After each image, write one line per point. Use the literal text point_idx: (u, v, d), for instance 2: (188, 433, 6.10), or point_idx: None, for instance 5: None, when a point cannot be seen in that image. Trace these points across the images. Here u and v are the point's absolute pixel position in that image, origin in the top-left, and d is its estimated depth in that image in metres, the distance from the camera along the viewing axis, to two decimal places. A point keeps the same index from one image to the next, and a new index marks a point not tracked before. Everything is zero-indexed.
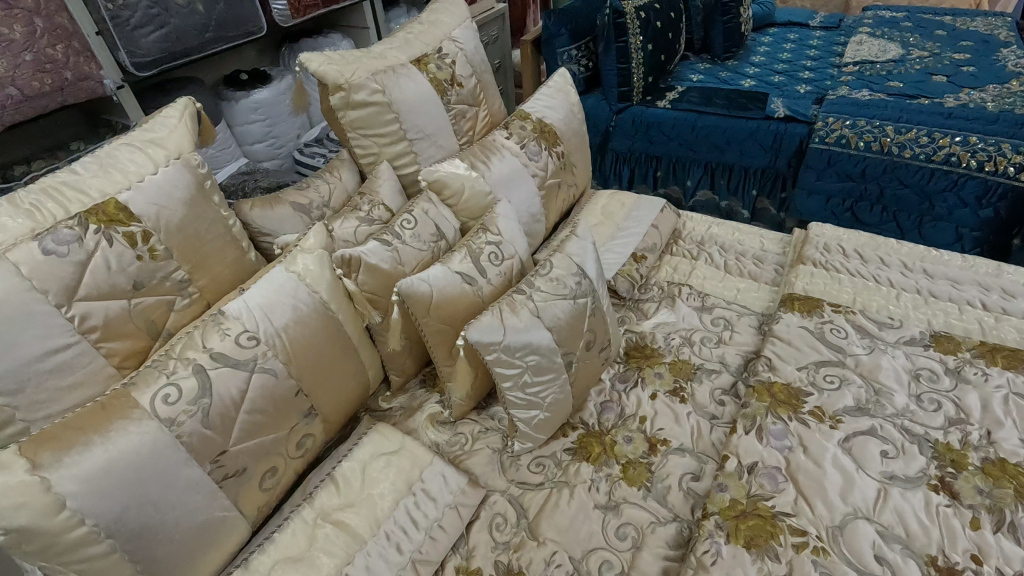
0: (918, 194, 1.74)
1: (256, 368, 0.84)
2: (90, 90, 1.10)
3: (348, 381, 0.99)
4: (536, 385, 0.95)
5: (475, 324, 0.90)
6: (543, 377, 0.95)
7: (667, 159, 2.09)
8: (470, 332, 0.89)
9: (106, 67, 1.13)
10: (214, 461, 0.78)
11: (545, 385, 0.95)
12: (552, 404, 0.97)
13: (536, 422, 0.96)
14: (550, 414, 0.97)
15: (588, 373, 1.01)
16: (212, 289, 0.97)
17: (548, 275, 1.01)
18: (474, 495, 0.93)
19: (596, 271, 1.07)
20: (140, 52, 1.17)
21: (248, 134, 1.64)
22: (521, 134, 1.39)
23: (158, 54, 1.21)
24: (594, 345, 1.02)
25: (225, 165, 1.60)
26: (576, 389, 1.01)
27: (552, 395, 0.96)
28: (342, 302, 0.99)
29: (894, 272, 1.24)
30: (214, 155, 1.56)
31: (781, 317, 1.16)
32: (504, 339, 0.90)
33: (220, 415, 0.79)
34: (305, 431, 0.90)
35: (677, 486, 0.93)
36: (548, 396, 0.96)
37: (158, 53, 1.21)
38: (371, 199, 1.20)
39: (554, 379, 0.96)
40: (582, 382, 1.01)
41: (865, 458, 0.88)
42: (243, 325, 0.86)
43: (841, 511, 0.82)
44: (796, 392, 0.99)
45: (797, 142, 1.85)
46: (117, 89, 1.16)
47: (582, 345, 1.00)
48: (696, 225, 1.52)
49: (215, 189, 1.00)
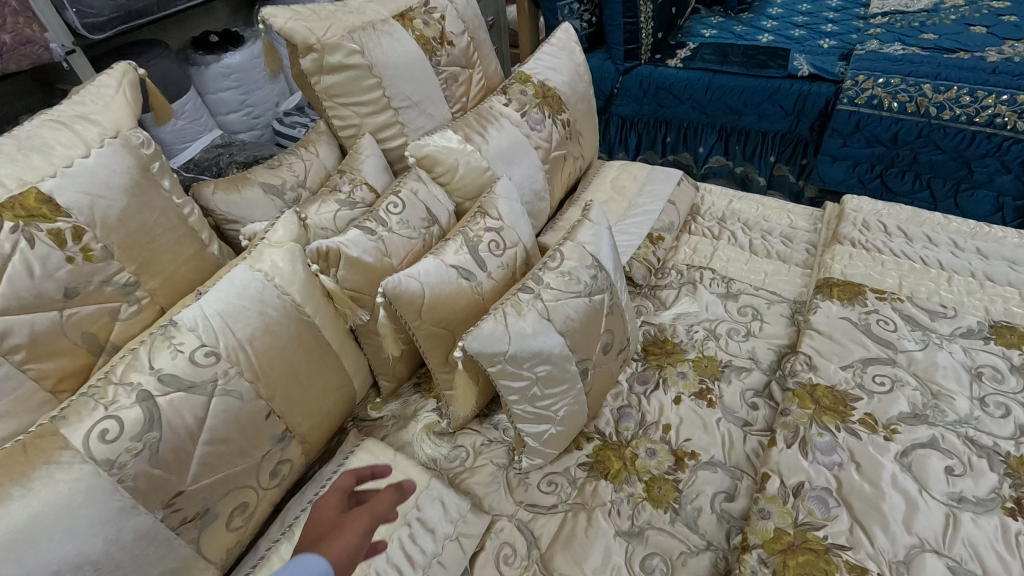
0: (955, 159, 1.59)
1: (216, 391, 0.71)
2: (33, 57, 0.94)
3: (331, 393, 0.86)
4: (547, 397, 0.82)
5: (475, 331, 0.76)
6: (554, 388, 0.82)
7: (678, 124, 1.93)
8: (469, 341, 0.75)
9: (52, 30, 0.96)
10: (168, 504, 0.65)
11: (557, 397, 0.83)
12: (565, 418, 0.85)
13: (547, 438, 0.85)
14: (563, 429, 0.85)
15: (604, 378, 0.89)
16: (165, 291, 0.83)
17: (559, 268, 0.87)
18: (478, 523, 0.81)
19: (612, 261, 0.93)
20: (92, 11, 0.99)
21: (222, 102, 1.46)
22: (520, 100, 1.23)
23: (114, 12, 1.03)
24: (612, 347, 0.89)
25: (198, 137, 1.39)
26: (592, 397, 0.88)
27: (566, 408, 0.84)
28: (320, 304, 0.85)
29: (944, 251, 1.10)
30: (184, 128, 1.35)
31: (818, 305, 1.02)
32: (509, 348, 0.77)
33: (173, 451, 0.66)
34: (280, 457, 0.78)
35: (709, 509, 0.82)
36: (561, 410, 0.84)
37: (113, 11, 1.03)
38: (351, 178, 1.05)
39: (568, 390, 0.84)
40: (598, 390, 0.89)
41: (928, 477, 0.77)
42: (200, 339, 0.72)
43: (904, 543, 0.70)
44: (842, 396, 0.87)
45: (822, 104, 1.69)
46: (68, 54, 1.00)
47: (598, 348, 0.87)
48: (715, 199, 1.38)
49: (163, 172, 0.84)
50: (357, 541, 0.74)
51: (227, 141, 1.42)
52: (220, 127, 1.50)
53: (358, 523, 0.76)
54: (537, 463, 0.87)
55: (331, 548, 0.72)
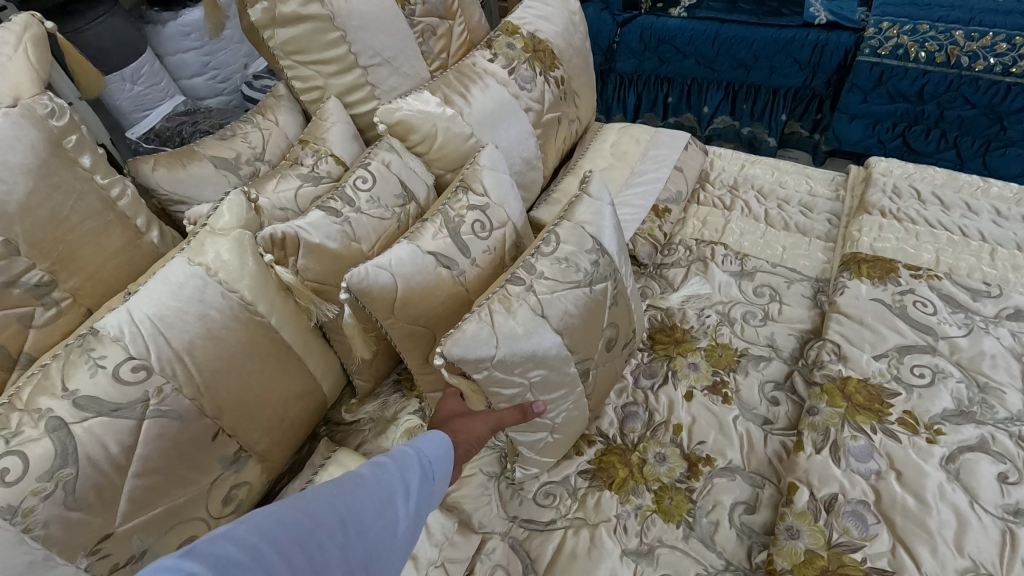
0: (986, 115, 1.45)
1: (147, 413, 0.59)
2: None
3: (295, 402, 0.75)
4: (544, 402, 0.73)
5: (458, 334, 0.66)
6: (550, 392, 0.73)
7: (681, 82, 1.78)
8: (450, 347, 0.65)
9: None
10: (93, 550, 0.55)
11: (556, 404, 0.74)
12: (563, 424, 0.76)
13: (544, 447, 0.76)
14: (561, 435, 0.76)
15: (607, 376, 0.80)
16: (90, 289, 0.70)
17: (554, 254, 0.77)
18: (466, 545, 0.72)
19: (617, 243, 0.83)
20: None
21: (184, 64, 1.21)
22: (508, 55, 1.08)
23: None
24: (617, 340, 0.81)
25: (160, 106, 1.17)
26: (595, 397, 0.79)
27: (565, 414, 0.75)
28: (277, 300, 0.73)
29: (984, 220, 0.99)
30: (142, 95, 1.14)
31: (845, 285, 0.91)
32: (496, 353, 0.68)
33: (95, 489, 0.55)
34: (235, 480, 0.67)
35: (727, 523, 0.72)
36: (560, 416, 0.75)
37: None
38: (315, 149, 0.91)
39: (566, 396, 0.75)
40: (600, 389, 0.80)
41: (978, 486, 0.67)
42: (126, 351, 0.60)
43: (955, 567, 0.61)
44: (878, 392, 0.77)
45: (840, 57, 1.53)
46: None
47: (601, 342, 0.78)
48: (725, 165, 1.25)
49: (81, 148, 0.71)
50: (484, 432, 0.67)
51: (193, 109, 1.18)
52: (183, 94, 1.24)
53: (488, 416, 0.68)
54: (533, 474, 0.77)
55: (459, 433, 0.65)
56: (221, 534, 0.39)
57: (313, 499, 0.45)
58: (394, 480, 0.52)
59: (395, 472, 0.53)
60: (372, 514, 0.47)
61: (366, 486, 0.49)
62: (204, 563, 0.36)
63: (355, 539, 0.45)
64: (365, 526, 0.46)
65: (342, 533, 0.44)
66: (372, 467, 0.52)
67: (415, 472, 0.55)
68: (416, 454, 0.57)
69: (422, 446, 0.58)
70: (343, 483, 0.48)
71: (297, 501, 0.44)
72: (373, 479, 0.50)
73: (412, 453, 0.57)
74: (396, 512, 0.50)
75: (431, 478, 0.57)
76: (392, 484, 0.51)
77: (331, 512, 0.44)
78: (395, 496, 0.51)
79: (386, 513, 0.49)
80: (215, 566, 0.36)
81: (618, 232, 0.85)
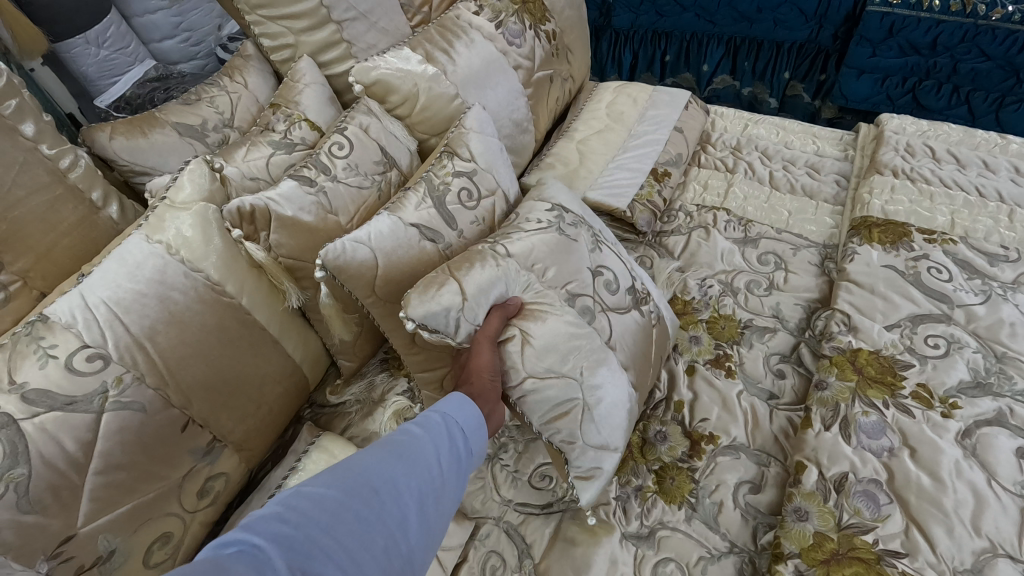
0: (1002, 67, 1.36)
1: (107, 406, 0.55)
2: None
3: (272, 386, 0.70)
4: (558, 352, 0.66)
5: (415, 293, 0.63)
6: (549, 334, 0.67)
7: (680, 37, 1.69)
8: (411, 308, 0.62)
9: None
10: (55, 553, 0.50)
11: (573, 352, 0.67)
12: (594, 379, 0.67)
13: (592, 421, 0.67)
14: (602, 404, 0.67)
15: (631, 336, 0.73)
16: (42, 271, 0.65)
17: (521, 223, 0.75)
18: (458, 532, 0.68)
19: (590, 219, 0.82)
20: None
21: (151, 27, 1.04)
22: (494, 7, 0.99)
23: None
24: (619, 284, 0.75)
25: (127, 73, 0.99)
26: (636, 367, 0.72)
27: (591, 365, 0.67)
28: (247, 279, 0.67)
29: (1003, 179, 0.93)
30: (108, 59, 0.95)
31: (856, 251, 0.86)
32: (465, 302, 0.64)
33: (51, 490, 0.51)
34: (210, 472, 0.63)
35: (731, 503, 0.69)
36: (586, 368, 0.67)
37: None
38: (287, 114, 0.84)
39: (579, 343, 0.67)
40: (631, 342, 0.73)
41: (996, 463, 0.64)
42: (81, 339, 0.55)
43: (972, 548, 0.58)
44: (890, 364, 0.73)
45: (849, 7, 1.45)
46: None
47: (600, 288, 0.73)
48: (727, 125, 1.18)
49: (21, 114, 0.64)
50: (488, 357, 0.63)
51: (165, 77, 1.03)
52: (153, 59, 1.07)
53: (479, 341, 0.64)
54: (608, 476, 0.67)
55: (472, 377, 0.63)
56: (254, 526, 0.37)
57: (349, 470, 0.44)
58: (430, 442, 0.51)
59: (426, 438, 0.51)
60: (411, 475, 0.47)
61: (395, 457, 0.47)
62: (240, 558, 0.35)
63: (391, 510, 0.43)
64: (400, 496, 0.45)
65: (377, 505, 0.43)
66: (404, 433, 0.51)
67: (444, 438, 0.52)
68: (443, 420, 0.54)
69: (446, 413, 0.55)
70: (378, 448, 0.48)
71: (333, 473, 0.43)
72: (408, 442, 0.49)
73: (442, 415, 0.55)
74: (430, 478, 0.48)
75: (463, 442, 0.54)
76: (422, 452, 0.49)
77: (361, 486, 0.43)
78: (434, 457, 0.50)
79: (420, 481, 0.47)
80: (253, 556, 0.35)
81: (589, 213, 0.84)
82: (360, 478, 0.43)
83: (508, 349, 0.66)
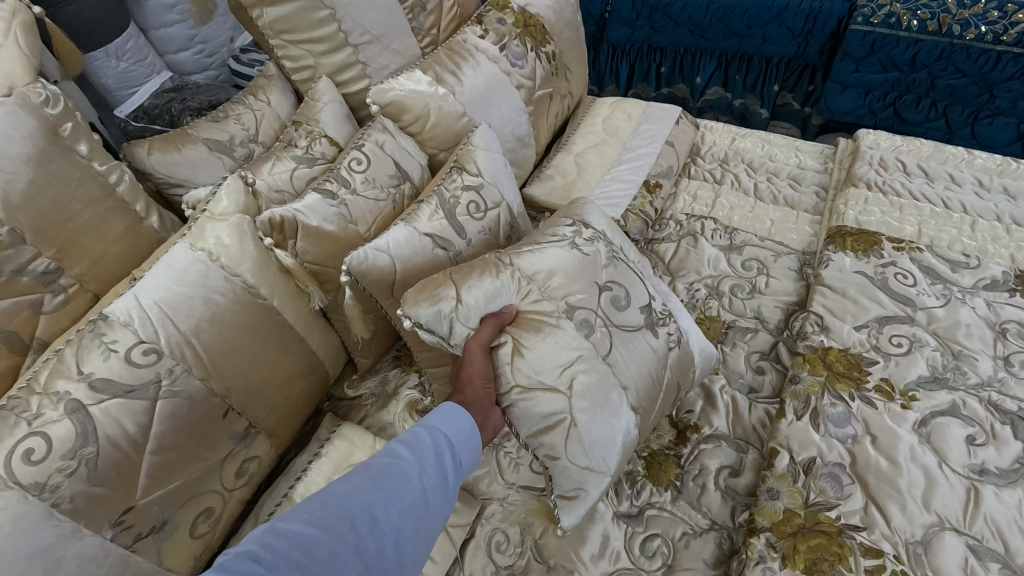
0: (977, 84, 1.44)
1: (160, 394, 0.62)
2: None
3: (297, 381, 0.77)
4: (550, 364, 0.70)
5: (410, 298, 0.70)
6: (541, 342, 0.70)
7: (674, 52, 1.77)
8: (409, 308, 0.70)
9: None
10: (117, 522, 0.58)
11: (563, 366, 0.70)
12: (583, 394, 0.70)
13: (576, 441, 0.69)
14: (588, 423, 0.69)
15: (633, 353, 0.75)
16: (96, 275, 0.72)
17: (543, 242, 0.80)
18: (467, 511, 0.75)
19: (616, 235, 0.86)
20: None
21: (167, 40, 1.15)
22: (498, 31, 1.07)
23: None
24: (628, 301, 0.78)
25: (143, 83, 1.10)
26: (642, 390, 0.74)
27: (582, 379, 0.70)
28: (279, 284, 0.75)
29: (968, 192, 1.01)
30: (126, 71, 1.06)
31: (831, 258, 0.94)
32: (457, 305, 0.70)
33: (114, 466, 0.58)
34: (245, 455, 0.71)
35: (712, 485, 0.76)
36: (576, 382, 0.70)
37: None
38: (309, 131, 0.92)
39: (572, 356, 0.71)
40: (633, 360, 0.75)
41: (948, 448, 0.71)
42: (136, 335, 0.63)
43: (922, 522, 0.66)
44: (857, 361, 0.81)
45: (833, 25, 1.52)
46: None
47: (606, 303, 0.76)
48: (716, 138, 1.26)
49: (77, 136, 0.72)
50: (482, 364, 0.68)
51: (178, 85, 1.13)
52: (170, 69, 1.19)
53: (471, 348, 0.68)
54: (592, 500, 0.71)
55: (465, 385, 0.68)
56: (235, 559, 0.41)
57: (329, 502, 0.48)
58: (412, 467, 0.55)
59: (409, 464, 0.55)
60: (389, 502, 0.50)
61: (374, 487, 0.51)
62: None
63: (368, 538, 0.47)
64: (377, 524, 0.49)
65: (353, 535, 0.47)
66: (387, 459, 0.54)
67: (427, 460, 0.56)
68: (427, 441, 0.58)
69: (431, 432, 0.59)
70: (361, 477, 0.52)
71: (314, 505, 0.47)
72: (390, 468, 0.53)
73: (427, 430, 0.59)
74: (411, 502, 0.52)
75: (447, 461, 0.58)
76: (404, 477, 0.53)
77: (338, 518, 0.47)
78: (416, 481, 0.54)
79: (400, 507, 0.51)
80: None
81: (614, 231, 0.87)
82: (336, 511, 0.47)
83: (500, 356, 0.70)
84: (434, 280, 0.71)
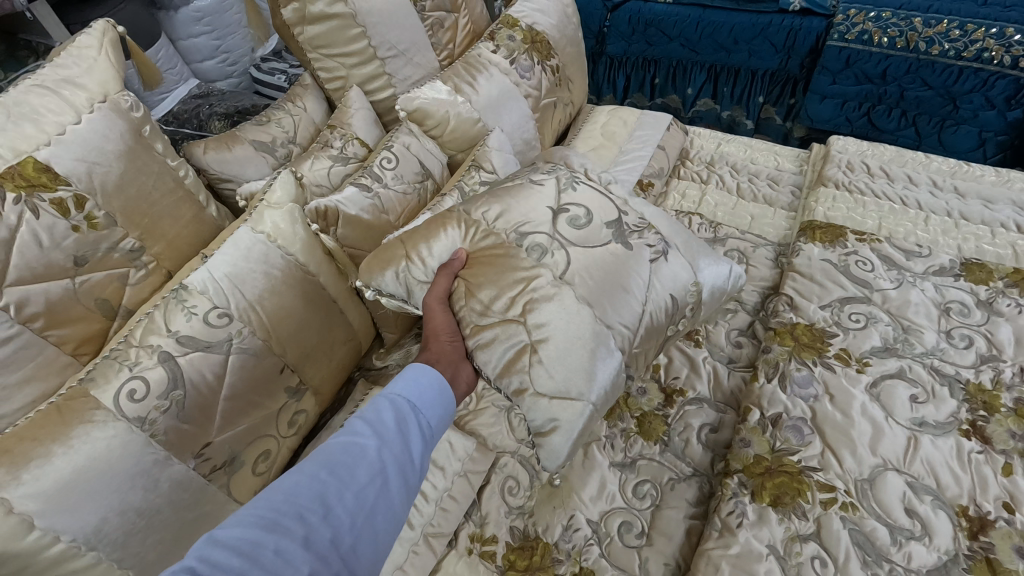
0: (942, 95, 1.58)
1: (232, 349, 0.75)
2: None
3: (336, 348, 0.89)
4: (500, 296, 0.79)
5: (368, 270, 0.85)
6: (486, 274, 0.80)
7: (666, 65, 1.91)
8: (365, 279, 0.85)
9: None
10: (198, 454, 0.70)
11: (513, 296, 0.79)
12: (535, 317, 0.78)
13: (540, 365, 0.77)
14: (550, 346, 0.77)
15: (600, 271, 0.82)
16: (170, 254, 0.84)
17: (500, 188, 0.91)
18: (484, 460, 0.87)
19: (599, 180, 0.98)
20: None
21: (194, 49, 1.29)
22: (509, 47, 1.21)
23: None
24: (588, 218, 0.86)
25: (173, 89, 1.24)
26: (605, 303, 0.81)
27: (535, 299, 0.79)
28: (322, 262, 0.87)
29: (923, 191, 1.16)
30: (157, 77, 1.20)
31: (802, 248, 1.07)
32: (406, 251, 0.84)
33: (198, 408, 0.70)
34: (296, 407, 0.83)
35: (695, 439, 0.89)
36: (530, 307, 0.78)
37: None
38: (342, 133, 1.04)
39: (517, 283, 0.80)
40: (605, 277, 0.82)
41: (894, 405, 0.84)
42: (211, 301, 0.75)
43: (869, 463, 0.78)
44: (820, 334, 0.93)
45: (813, 40, 1.66)
46: (32, 4, 0.95)
47: (563, 224, 0.85)
48: (704, 143, 1.40)
49: (155, 136, 0.84)
50: (444, 318, 0.79)
51: (205, 91, 1.25)
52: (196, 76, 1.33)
53: (432, 305, 0.80)
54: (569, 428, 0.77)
55: (432, 341, 0.79)
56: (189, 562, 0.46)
57: (283, 494, 0.52)
58: (368, 452, 0.59)
59: (365, 448, 0.59)
60: (342, 489, 0.55)
61: (325, 477, 0.55)
62: None
63: (321, 524, 0.52)
64: (331, 511, 0.53)
65: (306, 524, 0.51)
66: (342, 447, 0.59)
67: (385, 443, 0.61)
68: (385, 425, 0.63)
69: (390, 416, 0.64)
70: (315, 466, 0.56)
71: (270, 498, 0.52)
72: (344, 457, 0.58)
73: (388, 410, 0.65)
74: (367, 484, 0.57)
75: (409, 440, 0.63)
76: (359, 463, 0.58)
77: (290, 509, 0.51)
78: (372, 463, 0.58)
79: (354, 492, 0.56)
80: None
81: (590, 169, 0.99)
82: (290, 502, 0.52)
83: (456, 301, 0.81)
84: (389, 248, 0.85)
